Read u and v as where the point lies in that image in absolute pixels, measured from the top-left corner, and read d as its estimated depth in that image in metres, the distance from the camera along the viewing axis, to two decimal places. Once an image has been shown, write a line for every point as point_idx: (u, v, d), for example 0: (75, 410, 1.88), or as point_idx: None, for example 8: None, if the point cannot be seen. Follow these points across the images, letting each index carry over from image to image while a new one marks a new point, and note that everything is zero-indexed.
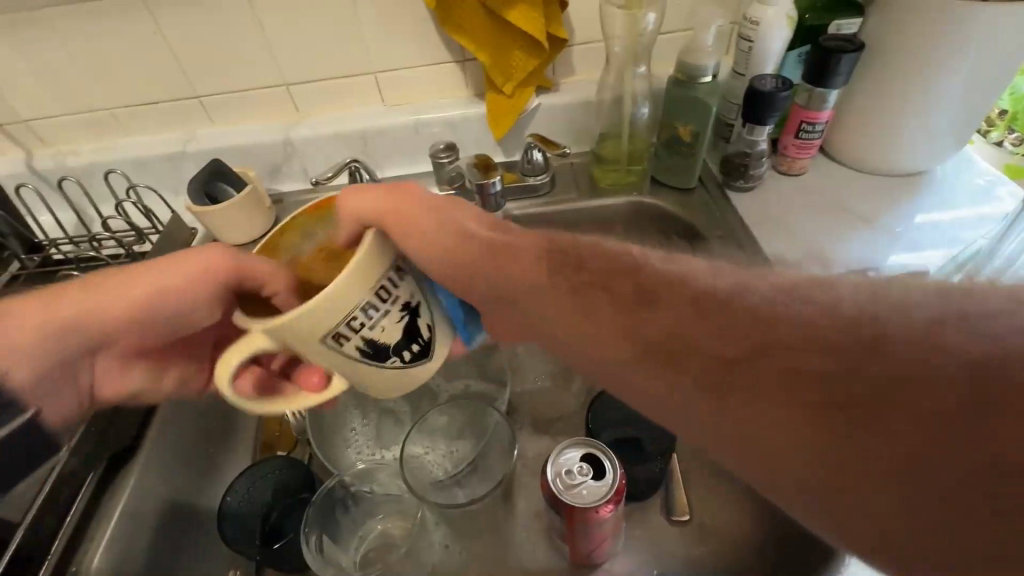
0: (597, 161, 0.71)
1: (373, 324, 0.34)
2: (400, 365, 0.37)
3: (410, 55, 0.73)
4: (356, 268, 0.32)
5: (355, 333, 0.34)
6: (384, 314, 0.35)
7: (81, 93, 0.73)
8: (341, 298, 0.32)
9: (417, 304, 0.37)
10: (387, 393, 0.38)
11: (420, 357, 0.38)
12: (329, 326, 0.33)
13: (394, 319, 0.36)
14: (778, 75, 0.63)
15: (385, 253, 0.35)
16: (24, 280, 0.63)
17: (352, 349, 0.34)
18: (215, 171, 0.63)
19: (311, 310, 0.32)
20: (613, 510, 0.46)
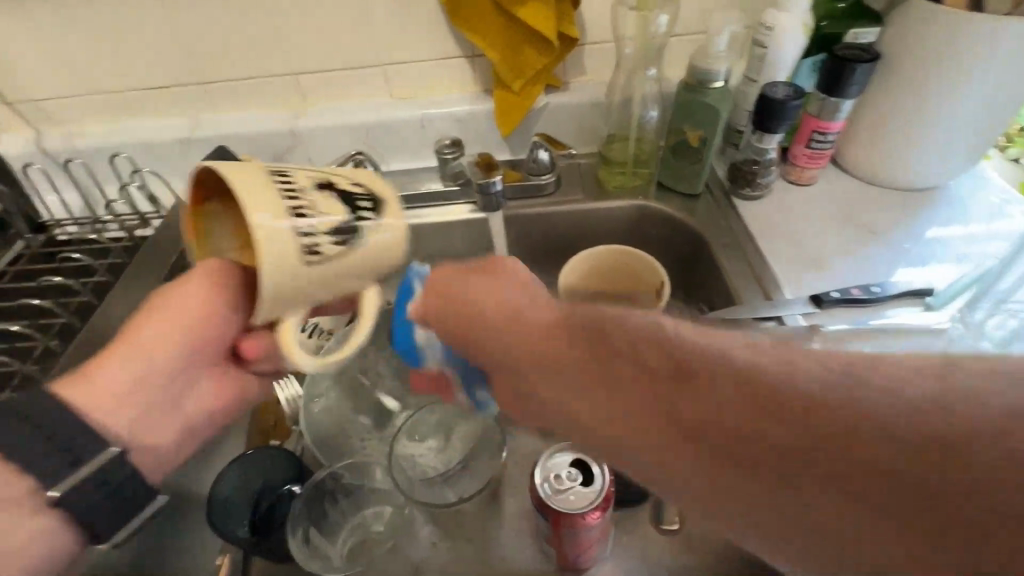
0: (603, 163, 0.71)
1: (313, 210, 0.37)
2: (373, 224, 0.39)
3: (420, 48, 0.72)
4: (246, 192, 0.34)
5: (314, 233, 0.36)
6: (311, 196, 0.37)
7: (92, 74, 0.73)
8: (264, 211, 0.34)
9: (319, 178, 0.39)
10: (378, 264, 0.41)
11: (376, 208, 0.40)
12: (294, 249, 0.35)
13: (320, 197, 0.38)
14: (791, 83, 0.61)
15: (250, 171, 0.36)
16: (28, 259, 0.64)
17: (328, 246, 0.37)
18: (221, 158, 0.63)
19: (268, 239, 0.34)
20: (601, 516, 0.46)
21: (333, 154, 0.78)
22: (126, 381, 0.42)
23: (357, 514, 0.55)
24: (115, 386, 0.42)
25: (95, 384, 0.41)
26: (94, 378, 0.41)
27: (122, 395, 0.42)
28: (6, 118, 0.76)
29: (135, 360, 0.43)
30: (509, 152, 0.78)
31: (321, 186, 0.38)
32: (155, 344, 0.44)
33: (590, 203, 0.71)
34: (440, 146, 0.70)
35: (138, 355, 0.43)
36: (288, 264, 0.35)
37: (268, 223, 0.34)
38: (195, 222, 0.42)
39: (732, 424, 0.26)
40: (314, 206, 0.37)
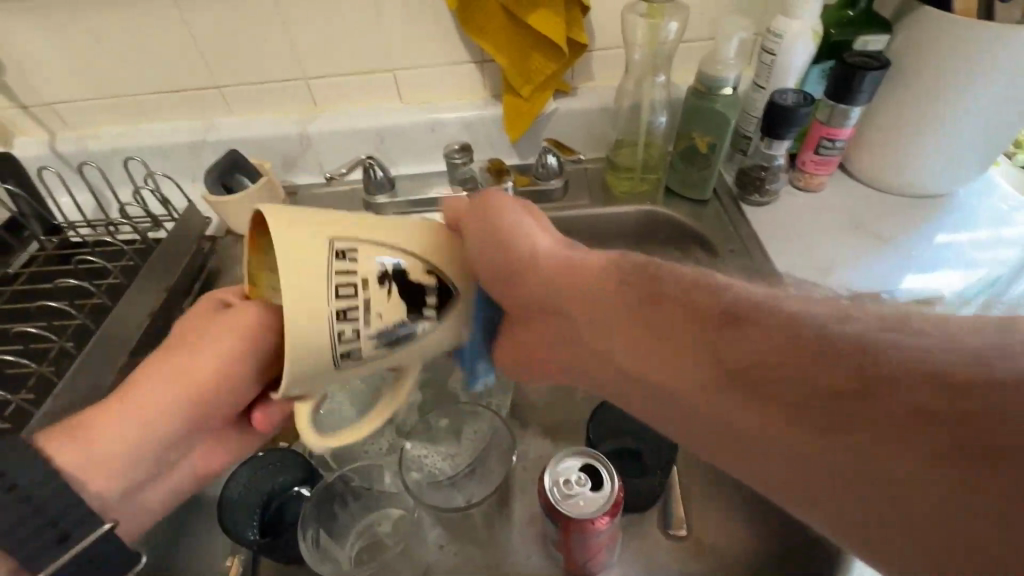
0: (611, 168, 0.71)
1: (360, 304, 0.36)
2: (432, 327, 0.39)
3: (430, 54, 0.73)
4: (292, 291, 0.34)
5: (354, 338, 0.36)
6: (367, 289, 0.36)
7: (106, 79, 0.74)
8: (304, 296, 0.34)
9: (388, 265, 0.37)
10: (434, 347, 0.40)
11: (445, 307, 0.39)
12: (332, 353, 0.36)
13: (375, 289, 0.36)
14: (800, 90, 0.62)
15: (313, 249, 0.34)
16: (42, 262, 0.64)
17: (367, 348, 0.37)
18: (232, 162, 0.64)
19: (302, 337, 0.34)
20: (609, 522, 0.46)
21: (343, 158, 0.79)
22: (126, 442, 0.40)
23: (366, 517, 0.56)
24: (113, 451, 0.40)
25: (97, 444, 0.39)
26: (99, 437, 0.40)
27: (120, 457, 0.40)
28: (21, 121, 0.77)
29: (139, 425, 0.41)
30: (517, 157, 0.79)
31: (388, 275, 0.37)
32: (158, 411, 0.42)
33: (598, 208, 0.71)
34: (449, 151, 0.71)
35: (140, 413, 0.41)
36: (320, 355, 0.35)
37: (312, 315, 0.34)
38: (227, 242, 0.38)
39: (759, 373, 0.30)
40: (366, 300, 0.36)
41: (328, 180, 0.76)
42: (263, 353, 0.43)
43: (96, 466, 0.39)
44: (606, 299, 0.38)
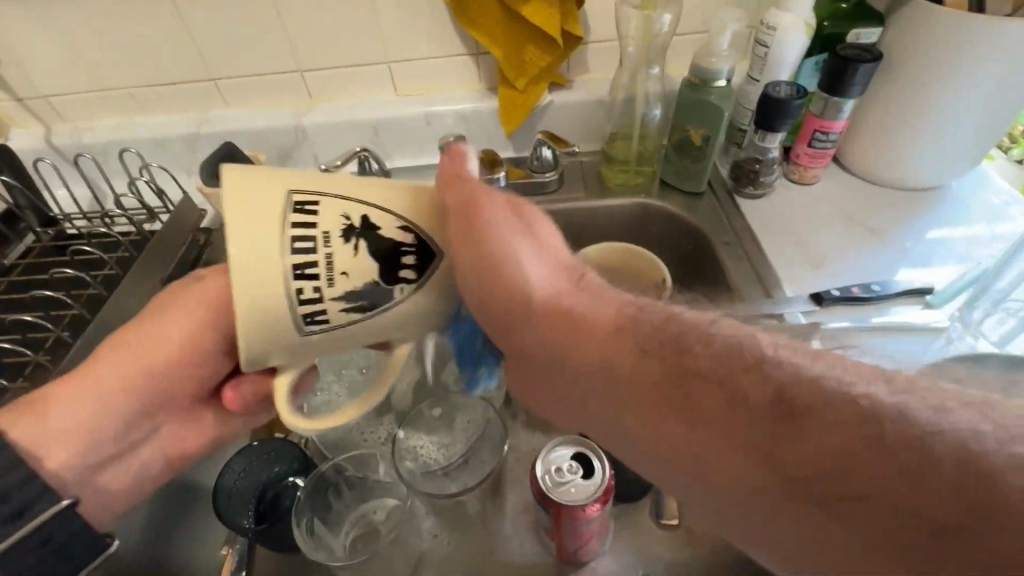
0: (606, 161, 0.71)
1: (318, 258, 0.32)
2: (411, 288, 0.34)
3: (425, 46, 0.73)
4: (240, 243, 0.31)
5: (319, 295, 0.33)
6: (327, 243, 0.33)
7: (101, 71, 0.74)
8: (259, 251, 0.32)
9: (353, 218, 0.33)
10: (402, 329, 0.36)
11: (423, 265, 0.35)
12: (293, 316, 0.33)
13: (333, 243, 0.33)
14: (793, 83, 0.62)
15: (267, 204, 0.32)
16: (38, 253, 0.65)
17: (337, 313, 0.34)
18: (227, 154, 0.64)
19: (261, 290, 0.32)
20: (600, 509, 0.46)
21: (339, 151, 0.79)
22: (82, 418, 0.40)
23: (361, 505, 0.56)
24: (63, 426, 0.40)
25: (50, 423, 0.39)
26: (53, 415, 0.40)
27: (76, 433, 0.40)
28: (16, 113, 0.77)
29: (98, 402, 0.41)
30: (512, 150, 0.79)
31: (348, 227, 0.33)
32: (115, 385, 0.42)
33: (593, 201, 0.71)
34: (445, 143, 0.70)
35: (94, 391, 0.41)
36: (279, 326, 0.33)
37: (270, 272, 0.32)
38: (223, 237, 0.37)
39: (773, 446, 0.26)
40: (325, 253, 0.32)
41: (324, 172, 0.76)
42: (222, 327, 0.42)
43: (49, 439, 0.39)
44: (591, 334, 0.32)
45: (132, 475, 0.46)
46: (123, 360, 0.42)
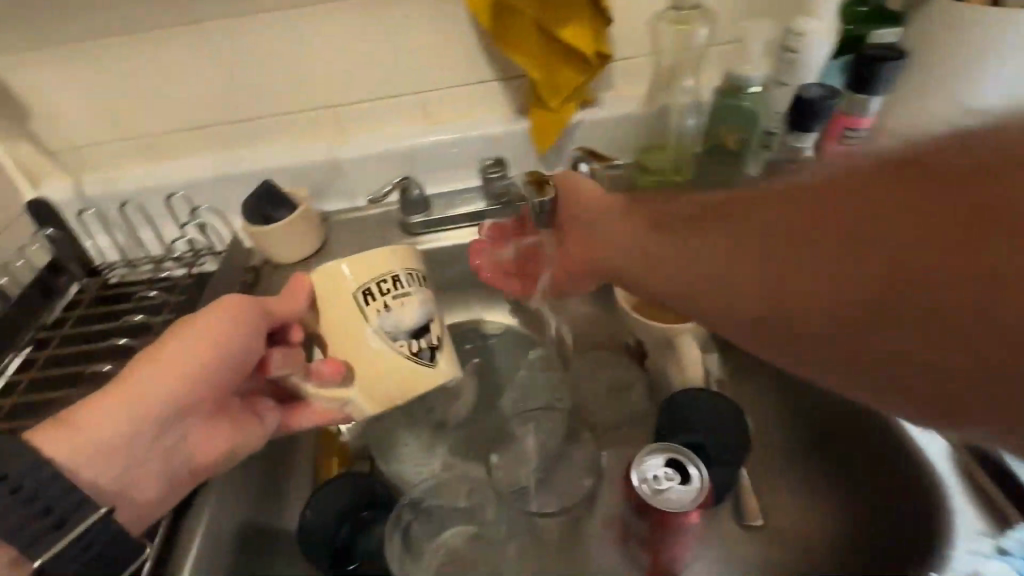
0: (641, 172, 0.73)
1: (395, 271, 0.48)
2: (406, 353, 0.48)
3: (460, 74, 0.75)
4: (345, 344, 0.48)
5: (408, 341, 0.48)
6: (394, 287, 0.48)
7: (134, 118, 0.74)
8: (344, 327, 0.48)
9: (433, 340, 0.49)
10: (342, 285, 0.48)
11: (423, 355, 0.48)
12: (351, 289, 0.47)
13: (446, 343, 0.51)
14: (823, 84, 0.65)
15: (386, 269, 0.48)
16: (85, 304, 0.63)
17: (410, 343, 0.48)
18: (267, 192, 0.70)
19: (350, 335, 0.48)
20: (701, 515, 0.46)
21: (373, 182, 0.80)
22: (166, 388, 0.46)
23: (440, 534, 0.55)
24: (97, 442, 0.43)
25: (75, 436, 0.42)
26: (74, 426, 0.42)
27: (175, 372, 0.46)
28: (43, 167, 0.76)
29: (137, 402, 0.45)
30: (543, 168, 0.79)
31: (379, 279, 0.48)
32: (109, 386, 0.44)
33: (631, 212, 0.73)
34: (484, 166, 0.73)
35: (147, 395, 0.45)
36: (349, 311, 0.48)
37: (356, 362, 0.48)
38: (340, 320, 0.48)
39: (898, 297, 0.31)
40: (379, 300, 0.47)
41: (364, 203, 0.77)
42: (235, 364, 0.49)
43: (111, 421, 0.43)
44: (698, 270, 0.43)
45: (174, 392, 0.46)
46: (148, 383, 0.45)
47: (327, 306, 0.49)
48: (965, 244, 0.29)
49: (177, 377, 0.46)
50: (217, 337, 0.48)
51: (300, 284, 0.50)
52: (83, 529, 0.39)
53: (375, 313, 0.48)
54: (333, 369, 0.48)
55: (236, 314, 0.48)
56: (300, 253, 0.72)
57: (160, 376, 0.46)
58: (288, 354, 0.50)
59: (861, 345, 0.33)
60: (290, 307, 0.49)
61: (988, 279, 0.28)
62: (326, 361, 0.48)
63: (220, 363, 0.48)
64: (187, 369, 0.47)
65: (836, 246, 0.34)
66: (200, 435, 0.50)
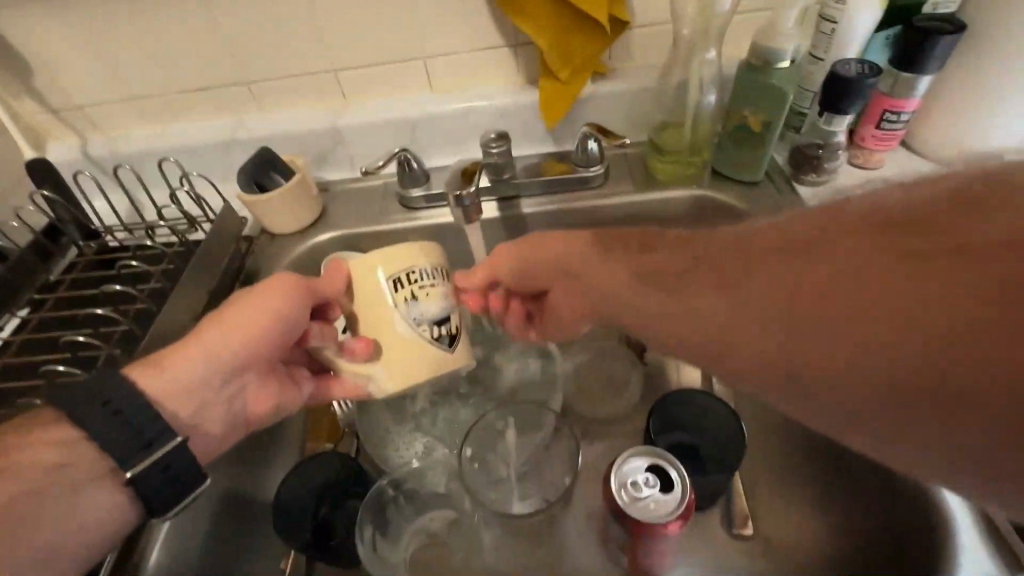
0: (655, 152, 0.68)
1: (428, 257, 0.45)
2: (429, 339, 0.45)
3: (466, 38, 0.70)
4: (366, 323, 0.45)
5: (435, 328, 0.45)
6: (423, 277, 0.45)
7: (136, 78, 0.73)
8: (369, 308, 0.44)
9: (454, 328, 0.46)
10: (373, 266, 0.44)
11: (444, 342, 0.46)
12: (384, 273, 0.44)
13: (463, 334, 0.48)
14: (863, 60, 0.58)
15: (420, 254, 0.45)
16: (82, 267, 0.63)
17: (433, 330, 0.45)
18: (266, 161, 0.68)
19: (372, 317, 0.44)
20: (681, 525, 0.43)
21: (375, 152, 0.77)
22: (232, 342, 0.46)
23: (417, 518, 0.55)
24: (182, 383, 0.44)
25: (160, 377, 0.44)
26: (161, 369, 0.44)
27: (245, 327, 0.46)
28: (51, 125, 0.76)
29: (201, 358, 0.45)
30: (554, 144, 0.76)
31: (410, 266, 0.44)
32: (186, 336, 0.46)
33: (642, 195, 0.69)
34: (485, 140, 0.68)
35: (211, 351, 0.46)
36: (375, 290, 0.44)
37: (382, 338, 0.44)
38: (364, 298, 0.44)
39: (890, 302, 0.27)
40: (408, 286, 0.44)
41: (363, 176, 0.75)
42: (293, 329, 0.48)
43: (175, 380, 0.44)
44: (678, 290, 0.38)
45: (239, 346, 0.46)
46: (221, 335, 0.46)
47: (355, 284, 0.45)
48: (948, 239, 0.26)
49: (232, 339, 0.46)
50: (273, 299, 0.47)
51: (338, 266, 0.46)
52: (167, 452, 0.40)
53: (404, 298, 0.44)
54: (364, 348, 0.44)
55: (286, 285, 0.47)
56: (298, 224, 0.71)
57: (238, 329, 0.46)
58: (317, 330, 0.47)
59: (818, 383, 0.29)
60: (329, 287, 0.46)
61: (938, 325, 0.25)
62: (357, 339, 0.45)
63: (271, 327, 0.47)
64: (241, 325, 0.46)
65: (801, 273, 0.31)
66: (259, 392, 0.50)
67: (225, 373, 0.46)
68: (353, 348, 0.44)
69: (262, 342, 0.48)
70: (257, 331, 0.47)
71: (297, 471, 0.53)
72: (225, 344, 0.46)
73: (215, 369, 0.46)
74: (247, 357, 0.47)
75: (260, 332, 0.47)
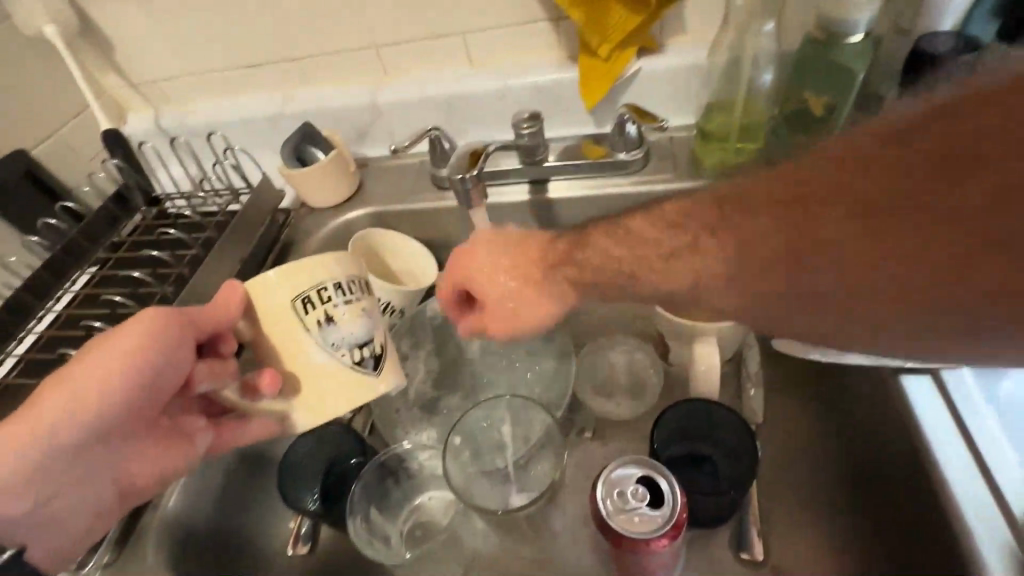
0: (700, 137, 0.62)
1: (336, 274, 0.46)
2: (351, 363, 0.45)
3: (506, 12, 0.67)
4: (281, 350, 0.44)
5: (360, 351, 0.46)
6: (337, 294, 0.45)
7: (198, 54, 0.77)
8: (278, 333, 0.44)
9: (378, 347, 0.47)
10: (271, 288, 0.44)
11: (369, 364, 0.46)
12: (289, 296, 0.44)
13: (389, 351, 0.49)
14: (960, 33, 0.49)
15: (330, 273, 0.45)
16: (143, 231, 0.70)
17: (358, 353, 0.46)
18: (306, 135, 0.70)
19: (284, 342, 0.44)
20: (669, 544, 0.41)
21: (413, 129, 0.77)
22: (88, 397, 0.42)
23: (417, 496, 0.57)
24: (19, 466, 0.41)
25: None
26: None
27: (96, 381, 0.42)
28: (129, 97, 0.83)
29: (50, 426, 0.41)
30: (593, 125, 0.72)
31: (319, 285, 0.45)
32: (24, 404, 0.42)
33: (682, 184, 0.63)
34: (517, 120, 0.64)
35: (66, 412, 0.42)
36: (285, 315, 0.44)
37: (301, 365, 0.45)
38: (273, 325, 0.44)
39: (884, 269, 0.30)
40: (325, 307, 0.45)
41: (397, 154, 0.76)
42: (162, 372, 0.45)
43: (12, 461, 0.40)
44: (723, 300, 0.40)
45: (98, 403, 0.42)
46: (72, 392, 0.42)
47: (257, 307, 0.44)
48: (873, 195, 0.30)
49: (86, 395, 0.42)
50: (136, 339, 0.43)
51: (233, 290, 0.44)
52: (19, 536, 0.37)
53: (320, 320, 0.45)
54: (270, 382, 0.43)
55: (153, 319, 0.44)
56: (335, 198, 0.73)
57: (86, 384, 0.42)
58: (217, 367, 0.47)
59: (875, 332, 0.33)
60: (221, 315, 0.45)
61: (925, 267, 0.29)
62: (266, 372, 0.44)
63: (144, 375, 0.44)
64: (97, 376, 0.42)
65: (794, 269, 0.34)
66: (137, 455, 0.46)
67: (81, 439, 0.43)
68: (263, 382, 0.44)
69: (134, 392, 0.44)
70: (118, 383, 0.43)
71: (307, 439, 0.55)
72: (90, 396, 0.42)
73: (68, 435, 0.42)
74: (110, 413, 0.43)
75: (130, 382, 0.43)
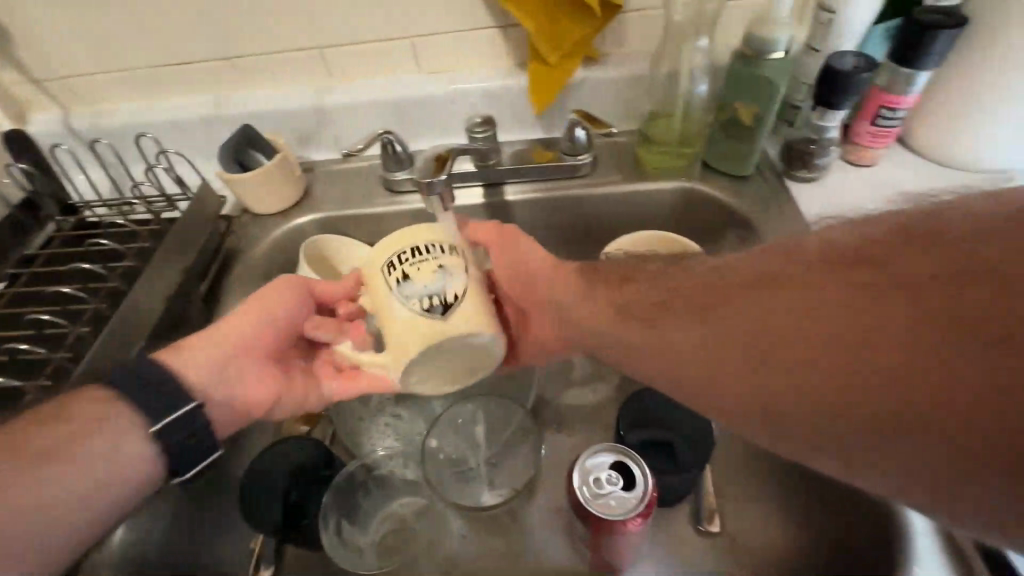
0: (644, 142, 0.66)
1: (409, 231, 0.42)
2: (423, 315, 0.41)
3: (454, 17, 0.68)
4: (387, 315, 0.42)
5: (426, 305, 0.40)
6: (414, 253, 0.41)
7: (116, 50, 0.71)
8: (378, 300, 0.42)
9: (450, 297, 0.41)
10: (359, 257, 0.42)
11: (440, 313, 0.41)
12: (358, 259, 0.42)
13: (474, 307, 0.42)
14: (861, 53, 0.56)
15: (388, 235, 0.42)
16: (59, 242, 0.63)
17: (432, 305, 0.40)
18: (247, 136, 0.66)
19: (372, 303, 0.42)
20: (641, 523, 0.43)
21: (362, 133, 0.76)
22: (248, 339, 0.50)
23: (389, 504, 0.55)
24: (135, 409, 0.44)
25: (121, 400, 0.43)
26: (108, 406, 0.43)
27: (253, 325, 0.51)
28: (32, 96, 0.75)
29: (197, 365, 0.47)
30: (542, 130, 0.75)
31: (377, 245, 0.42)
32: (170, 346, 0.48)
33: (629, 185, 0.67)
34: (470, 123, 0.66)
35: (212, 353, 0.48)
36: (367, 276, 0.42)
37: (390, 327, 0.42)
38: (380, 291, 0.42)
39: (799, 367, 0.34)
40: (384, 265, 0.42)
41: (347, 157, 0.74)
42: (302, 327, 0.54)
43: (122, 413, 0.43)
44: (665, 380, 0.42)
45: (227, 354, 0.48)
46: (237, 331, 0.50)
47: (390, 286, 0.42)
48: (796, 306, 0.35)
49: (241, 342, 0.50)
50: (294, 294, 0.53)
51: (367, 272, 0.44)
52: None
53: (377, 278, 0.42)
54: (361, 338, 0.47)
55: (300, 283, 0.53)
56: (280, 203, 0.70)
57: (246, 327, 0.50)
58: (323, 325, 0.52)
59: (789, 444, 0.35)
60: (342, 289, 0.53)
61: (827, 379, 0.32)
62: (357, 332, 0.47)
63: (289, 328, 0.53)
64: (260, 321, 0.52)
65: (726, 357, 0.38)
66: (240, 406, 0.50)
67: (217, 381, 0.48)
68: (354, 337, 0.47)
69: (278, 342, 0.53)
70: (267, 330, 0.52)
71: (268, 455, 0.52)
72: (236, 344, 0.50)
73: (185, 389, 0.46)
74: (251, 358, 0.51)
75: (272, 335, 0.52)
